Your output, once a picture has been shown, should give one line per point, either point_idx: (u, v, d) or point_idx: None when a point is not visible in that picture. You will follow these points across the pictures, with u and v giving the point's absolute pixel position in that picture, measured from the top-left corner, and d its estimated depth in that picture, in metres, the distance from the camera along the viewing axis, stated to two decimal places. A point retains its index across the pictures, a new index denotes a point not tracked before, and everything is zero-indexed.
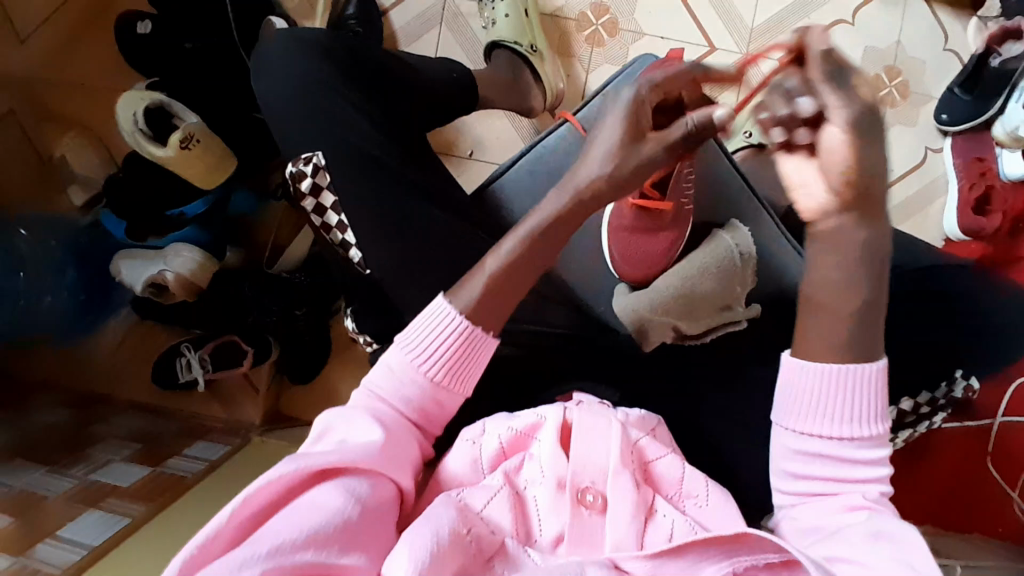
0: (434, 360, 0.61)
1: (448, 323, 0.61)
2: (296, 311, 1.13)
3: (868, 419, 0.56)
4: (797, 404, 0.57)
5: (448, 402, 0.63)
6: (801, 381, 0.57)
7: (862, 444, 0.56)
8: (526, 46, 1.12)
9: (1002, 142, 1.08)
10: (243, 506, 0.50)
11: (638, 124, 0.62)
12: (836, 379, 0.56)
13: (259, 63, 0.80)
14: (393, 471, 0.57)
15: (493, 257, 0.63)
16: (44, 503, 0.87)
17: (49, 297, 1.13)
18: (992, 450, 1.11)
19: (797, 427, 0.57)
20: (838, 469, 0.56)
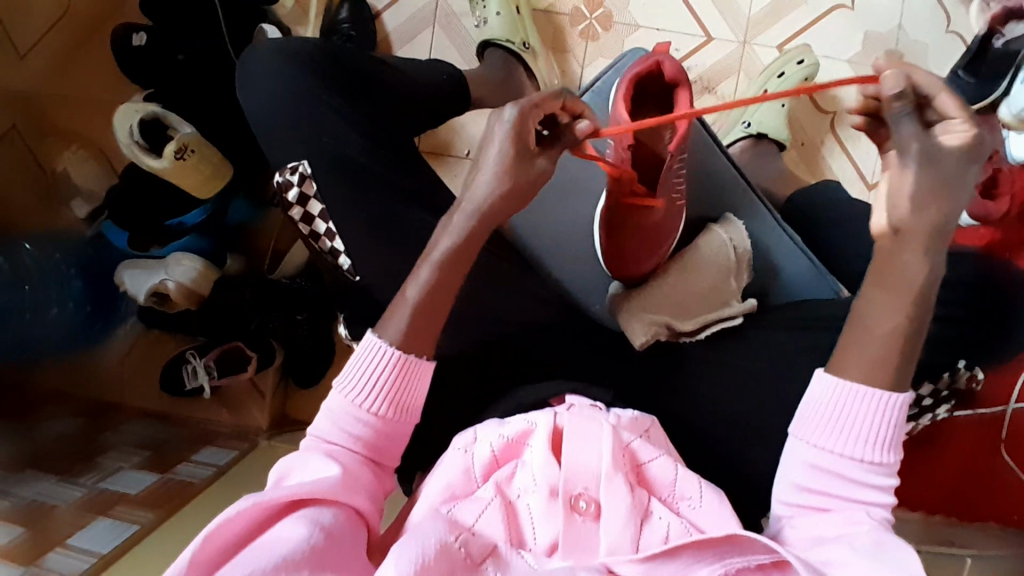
0: (375, 395, 0.63)
1: (380, 356, 0.64)
2: (297, 317, 1.15)
3: (887, 448, 0.56)
4: (823, 419, 0.57)
5: (392, 431, 0.64)
6: (829, 395, 0.57)
7: (874, 470, 0.56)
8: (518, 44, 1.11)
9: (1008, 124, 1.04)
10: (204, 547, 0.52)
11: (524, 145, 0.64)
12: (860, 400, 0.56)
13: (245, 70, 0.80)
14: (354, 498, 0.59)
15: (413, 286, 0.66)
16: (55, 512, 0.88)
17: (55, 308, 1.13)
18: (1005, 436, 1.08)
19: (819, 441, 0.57)
20: (846, 490, 0.56)
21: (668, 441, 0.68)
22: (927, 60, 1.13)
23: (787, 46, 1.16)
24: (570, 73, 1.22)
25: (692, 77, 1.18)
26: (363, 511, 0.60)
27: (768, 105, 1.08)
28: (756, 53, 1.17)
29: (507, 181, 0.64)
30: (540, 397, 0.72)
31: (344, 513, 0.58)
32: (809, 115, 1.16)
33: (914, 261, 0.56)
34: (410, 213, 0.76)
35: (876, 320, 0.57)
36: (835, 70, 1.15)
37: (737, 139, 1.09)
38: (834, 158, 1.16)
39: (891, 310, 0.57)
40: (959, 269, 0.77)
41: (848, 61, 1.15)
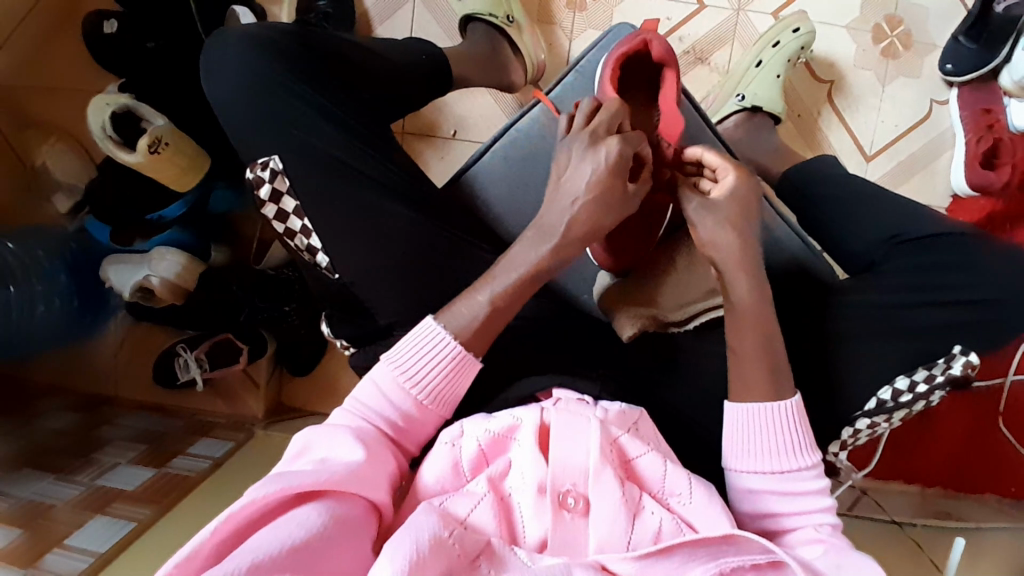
0: (423, 385, 0.64)
1: (440, 348, 0.64)
2: (285, 308, 1.13)
3: (803, 450, 0.63)
4: (737, 443, 0.65)
5: (430, 420, 0.65)
6: (736, 424, 0.64)
7: (804, 474, 0.63)
8: (502, 18, 1.06)
9: (1010, 91, 1.02)
10: (223, 524, 0.51)
11: (620, 179, 0.67)
12: (768, 417, 0.63)
13: (211, 59, 0.76)
14: (371, 490, 0.57)
15: (484, 290, 0.66)
16: (52, 512, 0.88)
17: (42, 306, 1.11)
18: (1002, 410, 1.07)
19: (743, 466, 0.64)
20: (787, 501, 0.63)
21: (657, 433, 0.67)
22: (928, 23, 1.08)
23: (782, 13, 1.11)
24: (557, 47, 1.18)
25: (684, 47, 1.14)
26: (379, 504, 0.59)
27: (764, 76, 1.04)
28: (750, 20, 1.12)
29: (593, 214, 0.66)
30: (526, 393, 0.71)
31: (361, 506, 0.57)
32: (806, 85, 1.12)
33: (739, 280, 0.67)
34: (390, 207, 0.74)
35: (744, 342, 0.66)
36: (832, 36, 1.11)
37: (730, 113, 1.05)
38: (831, 130, 1.12)
39: (749, 332, 0.66)
40: (957, 249, 0.75)
41: (845, 27, 1.10)
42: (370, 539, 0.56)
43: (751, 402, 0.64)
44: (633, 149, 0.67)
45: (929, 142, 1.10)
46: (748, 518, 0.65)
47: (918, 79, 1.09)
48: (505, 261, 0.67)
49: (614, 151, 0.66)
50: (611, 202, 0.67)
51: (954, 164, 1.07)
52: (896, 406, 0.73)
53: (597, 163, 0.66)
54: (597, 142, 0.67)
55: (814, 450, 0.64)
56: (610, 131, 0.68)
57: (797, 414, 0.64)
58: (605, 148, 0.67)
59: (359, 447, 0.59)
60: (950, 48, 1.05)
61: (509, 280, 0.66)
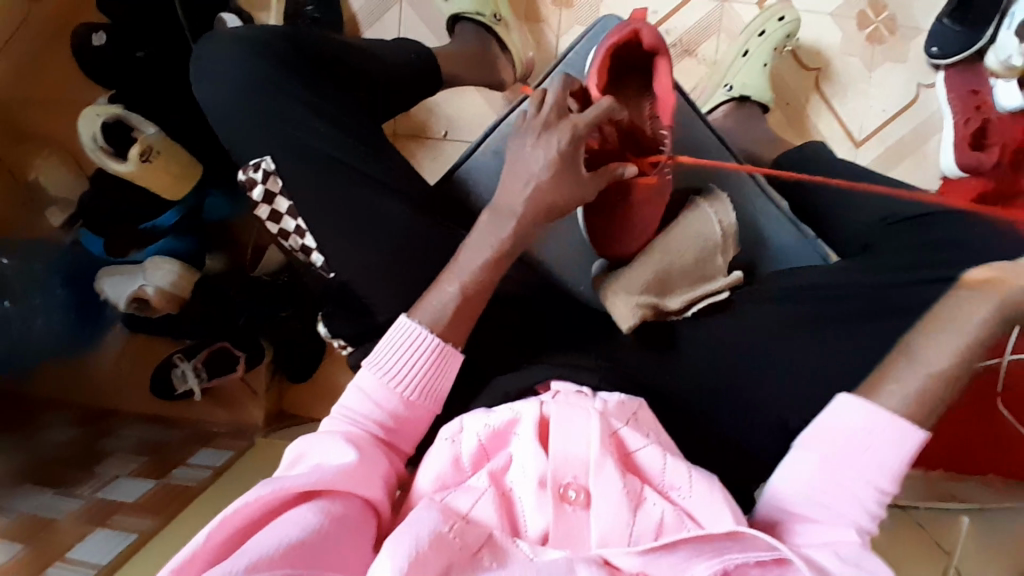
0: (406, 382, 0.64)
1: (419, 341, 0.64)
2: (281, 314, 1.16)
3: (886, 473, 0.57)
4: (828, 436, 0.59)
5: (420, 417, 0.65)
6: (838, 416, 0.59)
7: (874, 495, 0.57)
8: (489, 16, 1.06)
9: (996, 73, 1.01)
10: (220, 527, 0.51)
11: (574, 165, 0.67)
12: (877, 425, 0.58)
13: (201, 63, 0.77)
14: (365, 489, 0.57)
15: (451, 280, 0.67)
16: (54, 524, 0.87)
17: (41, 319, 1.12)
18: (1001, 391, 1.06)
19: (814, 454, 0.59)
20: (836, 501, 0.57)
21: (657, 423, 0.67)
22: (912, 8, 1.09)
23: (767, 2, 1.12)
24: (545, 43, 1.18)
25: (672, 40, 1.15)
26: (372, 500, 0.58)
27: (751, 65, 1.05)
28: (736, 10, 1.13)
29: (549, 193, 0.67)
30: (526, 384, 0.70)
31: (359, 507, 0.57)
32: (793, 73, 1.13)
33: None
34: (380, 203, 0.73)
35: None
36: (817, 24, 1.12)
37: (720, 103, 1.05)
38: (819, 116, 1.13)
39: None
40: None
41: (830, 14, 1.11)
42: (370, 537, 0.56)
43: (865, 404, 0.59)
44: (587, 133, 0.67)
45: (918, 126, 1.10)
46: (780, 504, 0.60)
47: (905, 63, 1.10)
48: (469, 245, 0.68)
49: (565, 137, 0.67)
50: (563, 185, 0.67)
51: (943, 146, 1.07)
52: None
53: (546, 149, 0.67)
54: (548, 127, 0.68)
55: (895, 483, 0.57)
56: (560, 115, 0.68)
57: (908, 438, 0.57)
58: (556, 134, 0.67)
59: (351, 448, 0.59)
60: (935, 31, 1.06)
61: (478, 265, 0.67)
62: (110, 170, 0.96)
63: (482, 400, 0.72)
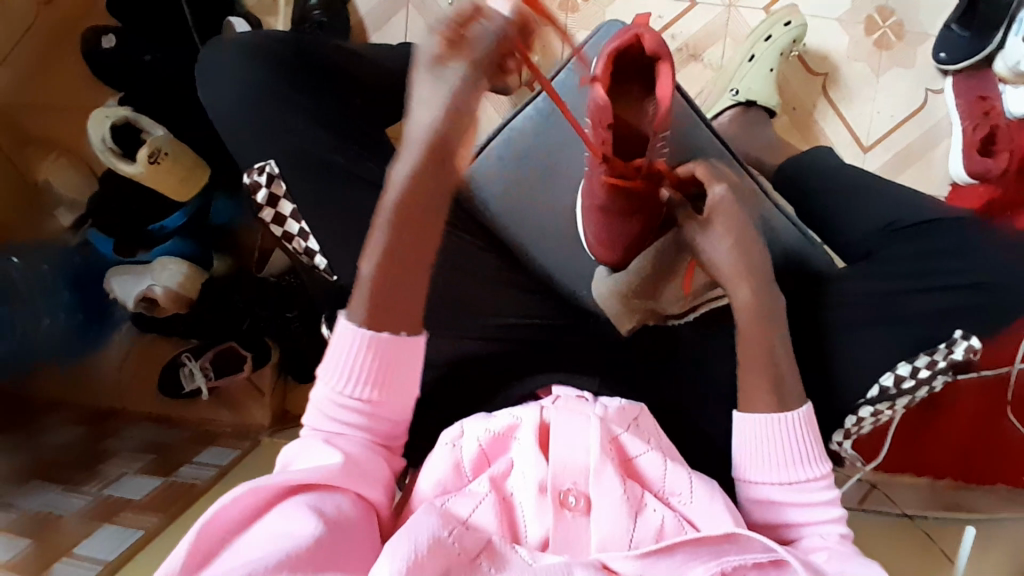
0: (352, 376, 0.60)
1: (350, 335, 0.60)
2: (287, 314, 1.15)
3: (811, 463, 0.63)
4: (745, 456, 0.64)
5: (384, 407, 0.62)
6: (746, 437, 0.64)
7: (814, 488, 0.63)
8: None
9: (1003, 78, 1.01)
10: (212, 523, 0.52)
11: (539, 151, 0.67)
12: (772, 430, 0.63)
13: (208, 68, 0.77)
14: (361, 487, 0.58)
15: (366, 262, 0.61)
16: (61, 520, 0.88)
17: (47, 319, 1.15)
18: (1010, 399, 1.03)
19: (758, 478, 0.64)
20: (794, 513, 0.63)
21: (659, 429, 0.67)
22: (919, 13, 1.08)
23: (773, 7, 1.12)
24: (550, 48, 1.18)
25: (677, 45, 1.15)
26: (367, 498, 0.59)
27: (756, 70, 1.05)
28: (741, 15, 1.13)
29: None
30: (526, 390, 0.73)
31: (355, 501, 0.58)
32: (800, 79, 1.12)
33: (740, 290, 0.68)
34: None
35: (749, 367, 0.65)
36: (824, 30, 1.11)
37: (725, 108, 1.04)
38: (827, 122, 1.12)
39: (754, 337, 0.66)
40: (952, 232, 0.75)
41: (837, 19, 1.11)
42: (371, 535, 0.57)
43: (752, 414, 0.64)
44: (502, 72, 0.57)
45: (926, 132, 1.10)
46: (762, 528, 0.65)
47: (913, 68, 1.09)
48: (387, 189, 0.60)
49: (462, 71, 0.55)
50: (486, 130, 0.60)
51: (952, 152, 1.07)
52: (898, 393, 0.73)
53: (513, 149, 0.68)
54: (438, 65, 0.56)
55: (823, 461, 0.64)
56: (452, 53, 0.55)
57: (808, 425, 0.64)
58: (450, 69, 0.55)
59: (335, 451, 0.59)
60: (942, 37, 1.06)
61: (394, 219, 0.60)
62: (116, 170, 0.97)
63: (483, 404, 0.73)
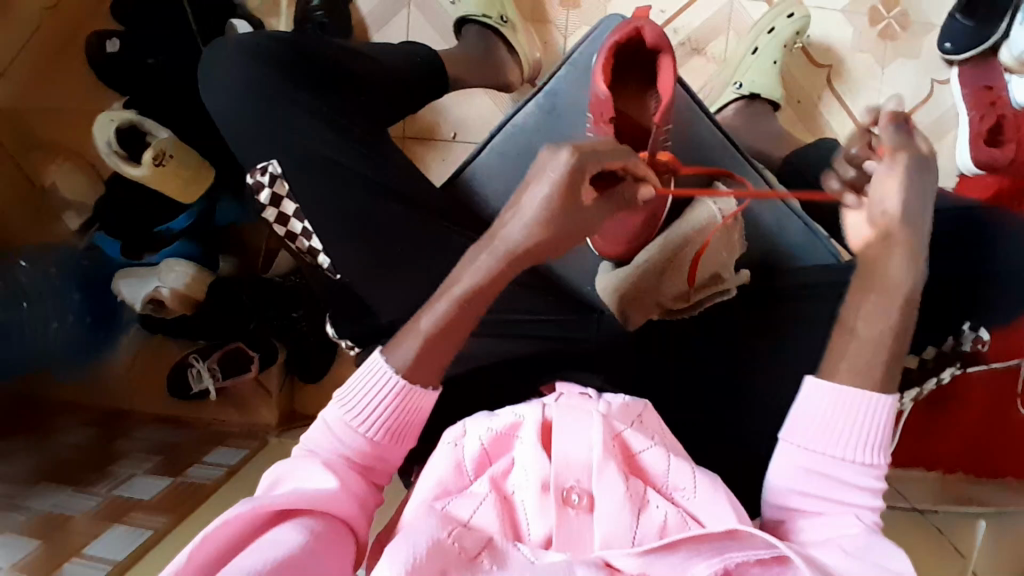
0: (371, 421, 0.62)
1: (385, 380, 0.62)
2: (292, 314, 1.17)
3: (873, 448, 0.58)
4: (808, 419, 0.59)
5: (389, 454, 0.64)
6: (819, 401, 0.59)
7: (864, 472, 0.58)
8: (496, 18, 1.06)
9: (1010, 67, 0.99)
10: (202, 545, 0.51)
11: (573, 192, 0.58)
12: (858, 403, 0.58)
13: (210, 70, 0.78)
14: (347, 510, 0.58)
15: (427, 315, 0.63)
16: (71, 522, 0.89)
17: (57, 322, 1.14)
18: (1020, 390, 1.01)
19: (807, 443, 0.59)
20: (836, 493, 0.58)
21: (662, 425, 0.67)
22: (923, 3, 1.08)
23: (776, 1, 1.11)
24: (552, 44, 1.18)
25: (680, 39, 1.14)
26: (350, 520, 0.59)
27: (760, 64, 1.03)
28: (744, 7, 1.12)
29: (542, 226, 0.59)
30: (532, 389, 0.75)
31: (340, 526, 0.58)
32: (804, 70, 1.12)
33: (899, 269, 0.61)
34: (386, 205, 0.74)
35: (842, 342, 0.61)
36: (828, 22, 1.11)
37: (729, 101, 1.03)
38: (831, 114, 1.12)
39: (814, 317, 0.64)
40: (960, 222, 0.74)
41: (840, 11, 1.10)
42: (349, 556, 0.56)
43: (845, 382, 0.59)
44: (598, 155, 0.57)
45: (932, 123, 1.09)
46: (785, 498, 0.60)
47: (918, 58, 1.09)
48: (449, 282, 0.64)
49: (568, 161, 0.57)
50: (564, 220, 0.59)
51: (959, 142, 1.06)
52: (906, 382, 0.78)
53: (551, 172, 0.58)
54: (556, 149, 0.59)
55: (884, 451, 0.58)
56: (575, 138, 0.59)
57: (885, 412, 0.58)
58: (561, 155, 0.58)
59: (329, 474, 0.59)
60: (946, 27, 1.05)
61: (454, 301, 0.62)
62: (122, 172, 0.98)
63: None
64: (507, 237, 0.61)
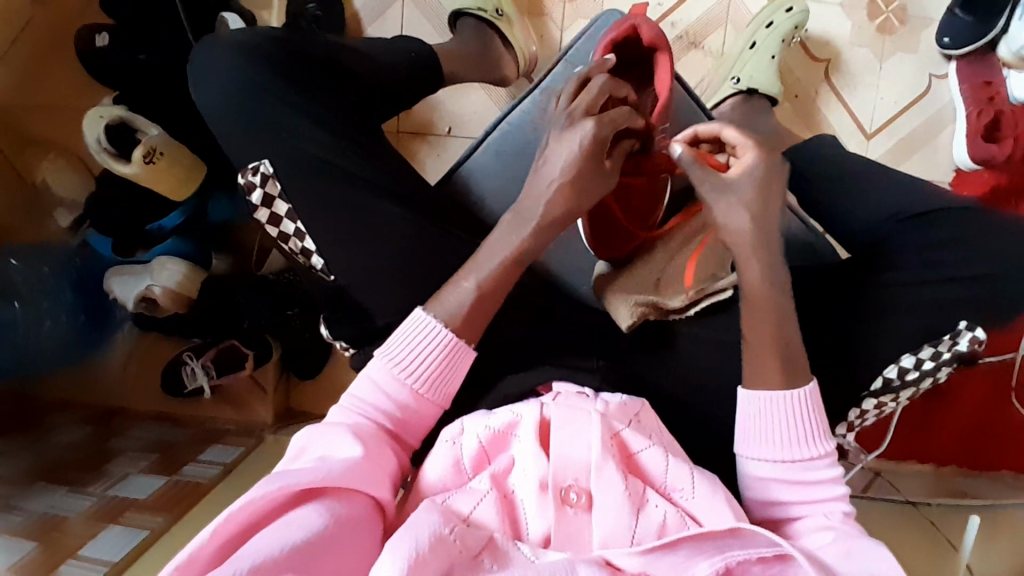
0: (416, 376, 0.63)
1: (433, 336, 0.64)
2: (289, 312, 1.16)
3: (813, 441, 0.61)
4: (749, 430, 0.62)
5: (428, 411, 0.65)
6: (749, 413, 0.62)
7: (812, 466, 0.61)
8: (491, 12, 1.05)
9: (1008, 63, 0.99)
10: (227, 522, 0.51)
11: (597, 156, 0.66)
12: (778, 406, 0.61)
13: (199, 66, 0.76)
14: (371, 487, 0.57)
15: (472, 274, 0.66)
16: (67, 522, 0.88)
17: (49, 321, 1.12)
18: (1014, 384, 1.02)
19: (751, 453, 0.62)
20: (796, 490, 0.61)
21: (660, 425, 0.66)
22: None
23: None
24: (548, 38, 1.16)
25: (677, 33, 1.13)
26: (378, 498, 0.58)
27: (757, 58, 1.02)
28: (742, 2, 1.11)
29: (565, 192, 0.66)
30: (525, 387, 0.71)
31: (365, 504, 0.57)
32: (802, 65, 1.11)
33: (750, 267, 0.63)
34: (380, 205, 0.74)
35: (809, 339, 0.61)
36: (826, 15, 1.09)
37: (726, 97, 1.02)
38: (829, 109, 1.11)
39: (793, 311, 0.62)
40: (958, 221, 0.74)
41: (839, 4, 1.09)
42: (372, 539, 0.56)
43: (761, 389, 0.62)
44: (612, 125, 0.66)
45: (930, 118, 1.08)
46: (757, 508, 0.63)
47: (916, 53, 1.08)
48: (488, 247, 0.67)
49: (590, 131, 0.65)
50: (588, 179, 0.66)
51: (956, 138, 1.06)
52: (902, 385, 0.73)
53: (575, 142, 0.66)
54: (574, 122, 0.67)
55: (826, 438, 0.61)
56: (589, 110, 0.67)
57: (813, 402, 0.61)
58: (582, 126, 0.66)
59: (358, 443, 0.59)
60: (946, 21, 1.03)
61: (495, 265, 0.66)
62: (111, 170, 0.97)
63: (484, 402, 0.73)
64: (536, 204, 0.67)
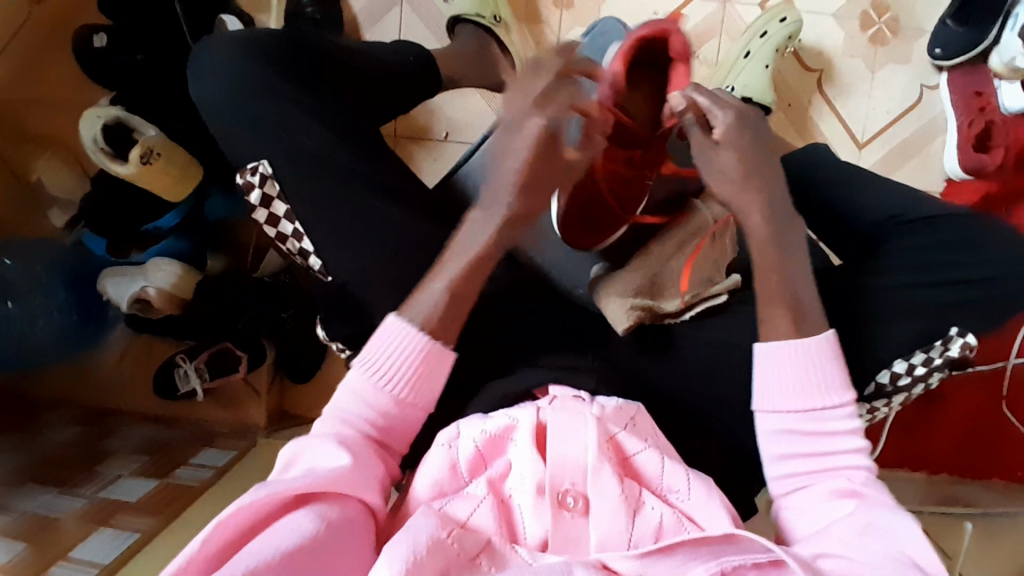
0: (396, 381, 0.63)
1: (408, 341, 0.64)
2: (283, 314, 1.16)
3: (831, 392, 0.63)
4: (764, 385, 0.64)
5: (411, 416, 0.64)
6: (765, 367, 0.64)
7: (833, 416, 0.62)
8: (489, 18, 1.07)
9: (1000, 73, 1.01)
10: (217, 529, 0.51)
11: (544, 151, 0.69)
12: (794, 356, 0.63)
13: (200, 63, 0.76)
14: (361, 491, 0.57)
15: (440, 277, 0.67)
16: (56, 524, 0.87)
17: (42, 320, 1.12)
18: (1006, 393, 1.04)
19: (770, 408, 0.64)
20: (820, 444, 0.62)
21: (656, 428, 0.66)
22: (915, 9, 1.08)
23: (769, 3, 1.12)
24: (546, 44, 1.17)
25: None
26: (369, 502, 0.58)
27: (753, 66, 1.04)
28: (738, 11, 1.13)
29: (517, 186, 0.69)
30: (522, 389, 0.70)
31: (356, 508, 0.57)
32: (796, 73, 1.12)
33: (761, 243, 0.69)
34: (379, 206, 0.74)
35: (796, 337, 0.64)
36: (820, 25, 1.11)
37: None
38: (823, 118, 1.12)
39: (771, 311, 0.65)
40: (949, 227, 0.75)
41: (832, 14, 1.11)
42: (366, 543, 0.55)
43: (774, 342, 0.64)
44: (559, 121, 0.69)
45: (922, 128, 1.10)
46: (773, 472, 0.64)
47: (909, 64, 1.09)
48: (457, 245, 0.69)
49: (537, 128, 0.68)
50: (542, 172, 0.69)
51: (947, 147, 1.07)
52: (895, 390, 0.73)
53: (522, 138, 0.69)
54: (522, 120, 0.70)
55: (845, 387, 0.63)
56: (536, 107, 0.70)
57: (828, 350, 0.64)
58: (529, 124, 0.69)
59: (344, 450, 0.59)
60: (937, 32, 1.05)
61: (463, 264, 0.67)
62: (108, 170, 0.96)
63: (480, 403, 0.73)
64: (496, 198, 0.69)
